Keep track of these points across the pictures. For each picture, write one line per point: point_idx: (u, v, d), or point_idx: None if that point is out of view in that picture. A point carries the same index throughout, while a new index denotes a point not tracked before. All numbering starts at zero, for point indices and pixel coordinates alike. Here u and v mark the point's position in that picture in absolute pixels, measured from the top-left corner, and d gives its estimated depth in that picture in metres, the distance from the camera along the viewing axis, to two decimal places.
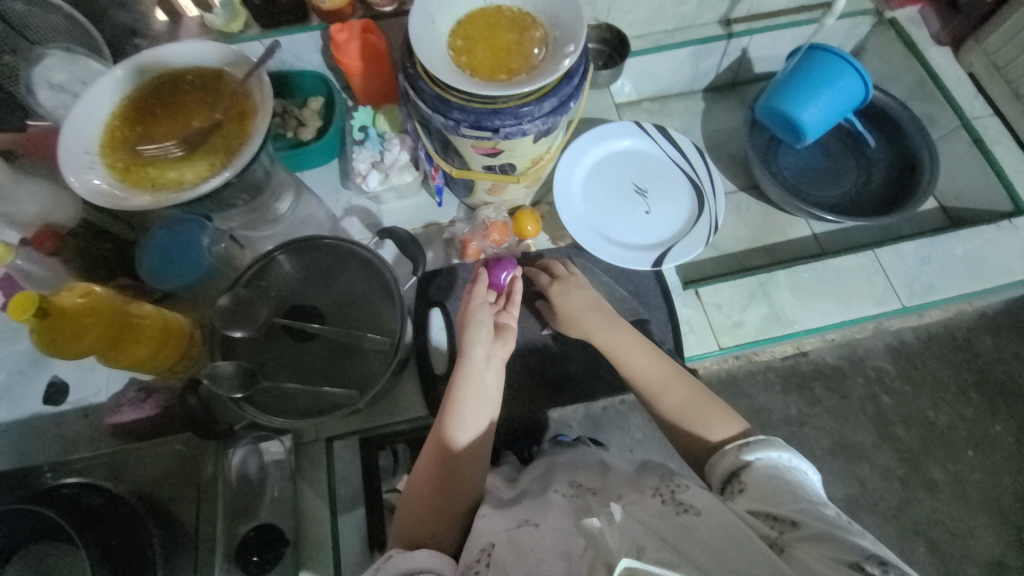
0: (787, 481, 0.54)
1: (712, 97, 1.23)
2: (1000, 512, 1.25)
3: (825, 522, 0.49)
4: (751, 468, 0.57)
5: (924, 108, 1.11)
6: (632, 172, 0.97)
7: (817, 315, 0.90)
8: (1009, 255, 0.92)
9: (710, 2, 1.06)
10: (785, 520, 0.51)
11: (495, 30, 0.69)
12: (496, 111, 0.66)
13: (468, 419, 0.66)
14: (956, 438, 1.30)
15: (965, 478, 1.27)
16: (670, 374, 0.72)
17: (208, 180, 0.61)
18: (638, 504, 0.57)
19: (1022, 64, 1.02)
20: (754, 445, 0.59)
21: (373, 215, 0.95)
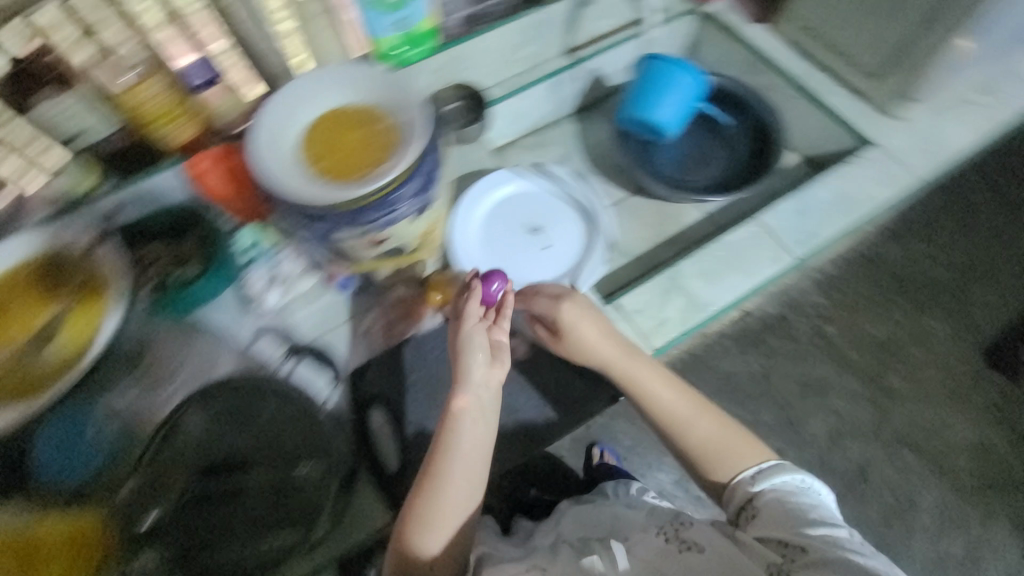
0: (795, 506, 0.63)
1: (579, 118, 1.30)
2: (968, 398, 1.43)
3: (827, 546, 0.57)
4: (758, 497, 0.66)
5: (757, 80, 1.22)
6: (523, 214, 1.00)
7: (728, 290, 0.96)
8: (867, 183, 1.02)
9: (546, 38, 1.14)
10: (794, 547, 0.58)
11: (341, 130, 0.70)
12: (364, 209, 0.67)
13: (462, 478, 0.65)
14: (901, 344, 1.46)
15: (922, 376, 1.44)
16: (674, 394, 0.75)
17: (71, 370, 0.67)
18: (643, 543, 0.68)
19: (824, 20, 1.11)
20: (764, 471, 0.68)
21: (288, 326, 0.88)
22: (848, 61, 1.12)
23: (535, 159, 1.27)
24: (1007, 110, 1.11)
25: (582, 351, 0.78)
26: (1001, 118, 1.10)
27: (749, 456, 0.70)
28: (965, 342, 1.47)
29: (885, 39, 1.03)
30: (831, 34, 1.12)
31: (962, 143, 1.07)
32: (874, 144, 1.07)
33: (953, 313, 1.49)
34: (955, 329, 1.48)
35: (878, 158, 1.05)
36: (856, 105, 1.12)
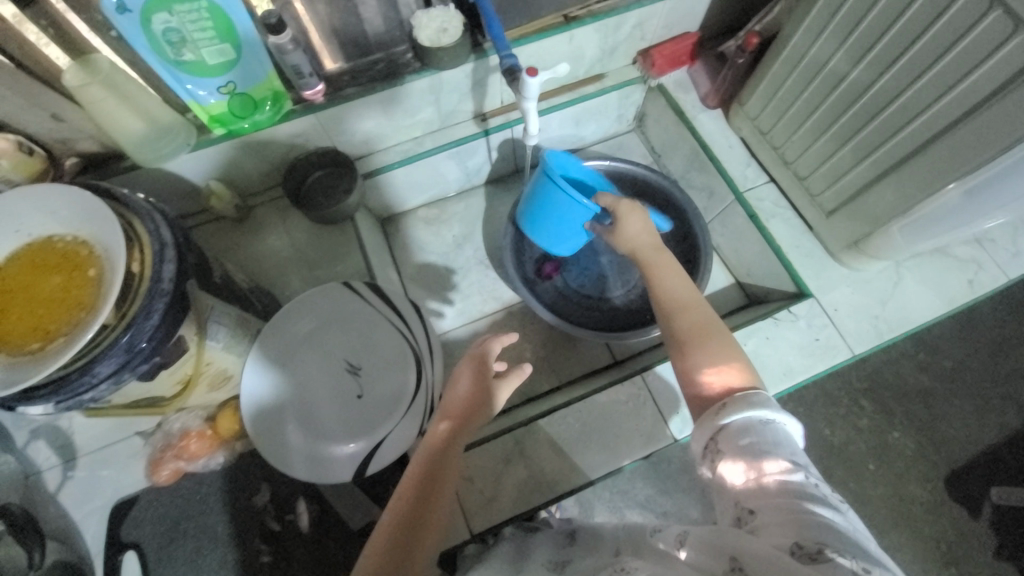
0: (755, 443, 0.47)
1: (493, 191, 1.15)
2: (915, 527, 1.25)
3: (778, 502, 0.42)
4: (726, 430, 0.50)
5: (702, 180, 1.03)
6: (340, 346, 0.75)
7: (581, 470, 0.78)
8: (787, 351, 0.84)
9: (447, 105, 0.96)
10: (743, 508, 0.44)
11: (43, 276, 0.55)
12: (37, 394, 0.52)
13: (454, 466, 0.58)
14: (855, 453, 1.30)
15: (869, 495, 1.27)
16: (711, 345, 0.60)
17: None
18: None
19: (781, 130, 0.90)
20: (733, 403, 0.52)
21: (63, 432, 0.76)
22: (802, 184, 0.91)
23: (429, 235, 1.11)
24: (997, 275, 0.88)
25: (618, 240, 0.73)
26: (983, 283, 0.88)
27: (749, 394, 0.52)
28: (934, 464, 1.29)
29: (843, 176, 0.82)
30: (788, 148, 0.91)
31: (924, 311, 0.86)
32: (812, 296, 0.87)
33: (925, 426, 1.31)
34: (924, 446, 1.30)
35: (810, 316, 0.86)
36: (804, 239, 0.92)
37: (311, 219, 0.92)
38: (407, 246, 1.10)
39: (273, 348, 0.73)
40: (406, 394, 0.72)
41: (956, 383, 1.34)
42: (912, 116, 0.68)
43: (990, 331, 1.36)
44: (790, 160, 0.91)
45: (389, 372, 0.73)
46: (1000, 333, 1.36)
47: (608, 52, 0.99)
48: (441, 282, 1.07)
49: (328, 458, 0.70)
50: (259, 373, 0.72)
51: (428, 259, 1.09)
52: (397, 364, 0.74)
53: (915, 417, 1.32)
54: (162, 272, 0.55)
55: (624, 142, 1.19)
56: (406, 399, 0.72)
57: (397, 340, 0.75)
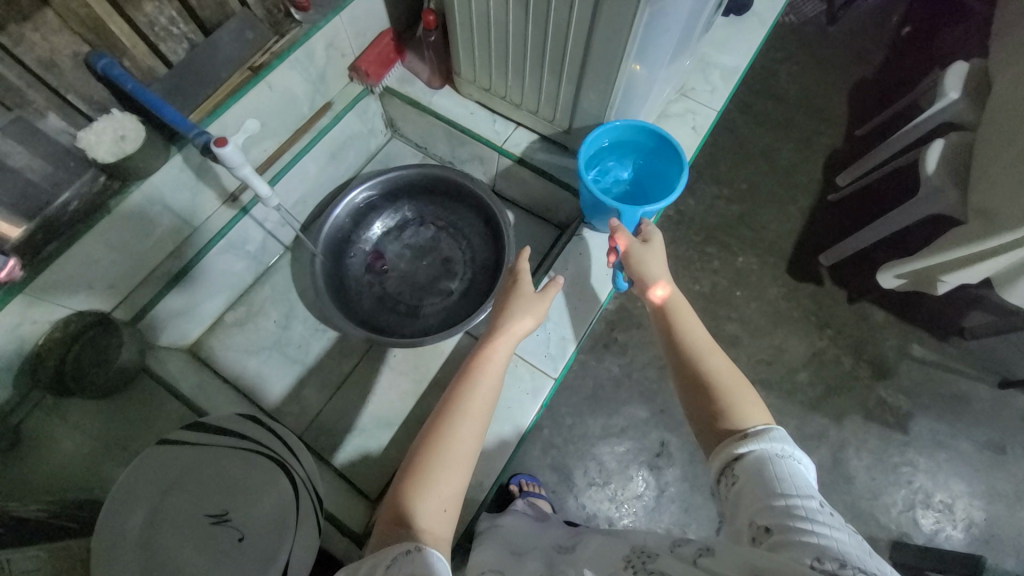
0: (773, 474, 0.54)
1: (294, 257, 1.11)
2: (789, 317, 1.50)
3: (792, 520, 0.49)
4: (748, 458, 0.58)
5: (469, 151, 1.09)
6: (191, 502, 0.64)
7: (499, 453, 0.84)
8: (598, 259, 0.96)
9: (181, 206, 0.87)
10: (762, 528, 0.50)
11: None
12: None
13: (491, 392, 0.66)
14: (723, 290, 1.52)
15: (748, 315, 1.50)
16: (708, 346, 0.72)
17: None
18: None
19: (498, 82, 0.98)
20: (746, 436, 0.60)
21: None
22: (539, 117, 1.00)
23: (251, 335, 1.04)
24: (705, 111, 1.06)
25: (524, 307, 0.75)
26: (702, 124, 1.05)
27: (757, 417, 0.63)
28: (775, 264, 1.55)
29: (558, 96, 0.92)
30: (511, 94, 0.99)
31: None
32: None
33: (755, 240, 1.57)
34: (762, 256, 1.56)
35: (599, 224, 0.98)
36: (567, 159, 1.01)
37: (94, 395, 0.80)
38: (236, 358, 1.02)
39: (117, 556, 0.60)
40: (291, 502, 0.69)
41: (755, 198, 1.62)
42: (565, 29, 0.78)
43: (759, 147, 1.67)
44: (519, 102, 0.99)
45: (259, 496, 0.67)
46: (764, 145, 1.67)
47: (317, 82, 0.97)
48: (296, 370, 1.01)
49: None
50: None
51: (270, 355, 1.02)
52: (264, 480, 0.68)
53: (745, 239, 1.57)
54: None
55: (391, 150, 1.21)
56: (292, 508, 0.69)
57: (249, 458, 0.70)
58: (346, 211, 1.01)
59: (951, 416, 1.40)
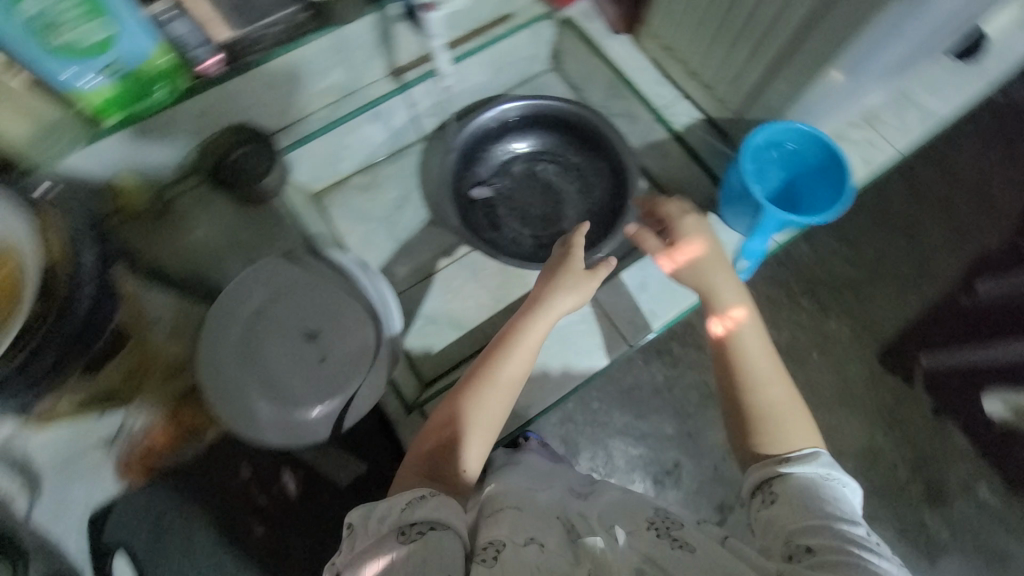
0: (821, 496, 0.59)
1: (427, 147, 1.12)
2: (857, 401, 1.40)
3: (839, 543, 0.54)
4: (793, 479, 0.62)
5: (621, 106, 1.07)
6: (295, 312, 0.75)
7: (549, 391, 0.84)
8: (719, 252, 0.91)
9: (355, 63, 0.93)
10: (801, 546, 0.55)
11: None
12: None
13: (516, 366, 0.71)
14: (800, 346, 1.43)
15: (815, 381, 1.41)
16: (773, 373, 0.72)
17: None
18: (635, 534, 0.59)
19: (682, 43, 0.95)
20: (790, 458, 0.65)
21: (24, 457, 0.76)
22: (710, 94, 0.96)
23: (367, 201, 1.10)
24: (887, 149, 0.98)
25: (563, 288, 0.76)
26: (876, 160, 0.97)
27: (800, 437, 0.67)
28: (868, 344, 1.43)
29: (740, 77, 0.88)
30: (692, 60, 0.96)
31: None
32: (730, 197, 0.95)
33: (856, 311, 1.45)
34: (857, 329, 1.44)
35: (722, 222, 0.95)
36: (719, 146, 0.97)
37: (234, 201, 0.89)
38: (345, 219, 1.09)
39: (224, 327, 0.73)
40: (370, 348, 0.74)
41: (878, 270, 1.47)
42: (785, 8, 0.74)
43: (903, 219, 1.51)
44: (695, 71, 0.96)
45: (346, 332, 0.74)
46: (912, 219, 1.51)
47: None
48: (388, 250, 1.08)
49: (301, 422, 0.71)
50: (217, 353, 0.72)
51: (371, 229, 1.09)
52: (352, 321, 0.75)
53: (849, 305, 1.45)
54: (83, 293, 0.73)
55: (544, 82, 1.19)
56: (369, 355, 0.74)
57: (348, 298, 0.76)
58: (495, 121, 1.04)
59: (983, 567, 1.29)
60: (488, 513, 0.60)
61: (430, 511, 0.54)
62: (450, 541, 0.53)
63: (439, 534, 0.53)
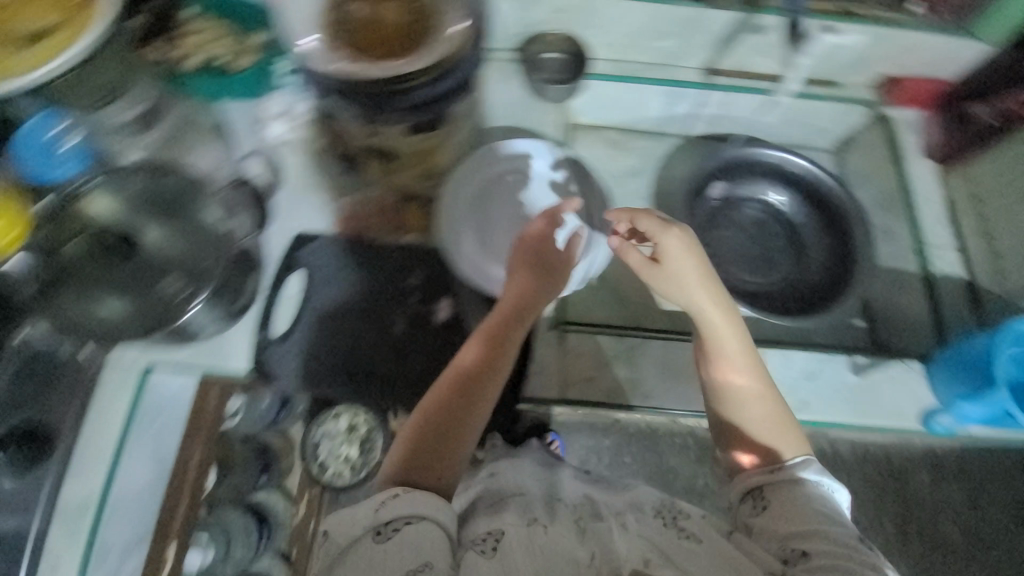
0: (816, 505, 0.61)
1: (682, 145, 1.09)
2: None
3: (836, 550, 0.56)
4: (802, 488, 0.64)
5: (884, 218, 1.03)
6: (527, 196, 0.93)
7: (673, 396, 0.88)
8: (902, 397, 0.86)
9: (692, 43, 1.00)
10: (797, 551, 0.58)
11: (384, 9, 0.73)
12: (333, 75, 0.67)
13: (495, 367, 0.73)
14: None
15: None
16: (771, 409, 0.72)
17: (21, 76, 0.63)
18: (640, 520, 0.63)
19: (1010, 210, 1.01)
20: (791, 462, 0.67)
21: (277, 162, 0.90)
22: (994, 259, 1.01)
23: (604, 155, 1.08)
24: None
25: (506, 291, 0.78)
26: None
27: (796, 445, 0.69)
28: None
29: None
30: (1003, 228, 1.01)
31: None
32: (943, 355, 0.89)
33: None
34: None
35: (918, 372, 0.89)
36: (967, 308, 0.96)
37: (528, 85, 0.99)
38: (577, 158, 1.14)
39: (472, 173, 0.92)
40: None
41: None
42: None
43: None
44: (993, 235, 1.02)
45: None
46: None
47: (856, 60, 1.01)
48: None
49: (487, 273, 0.87)
50: (459, 190, 0.90)
51: None
52: (566, 228, 0.90)
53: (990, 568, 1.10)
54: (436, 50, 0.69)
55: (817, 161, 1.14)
56: None
57: (572, 211, 0.91)
58: (768, 160, 1.04)
59: None
60: (483, 513, 0.67)
61: (406, 509, 0.59)
62: (426, 531, 0.58)
63: (410, 530, 0.57)
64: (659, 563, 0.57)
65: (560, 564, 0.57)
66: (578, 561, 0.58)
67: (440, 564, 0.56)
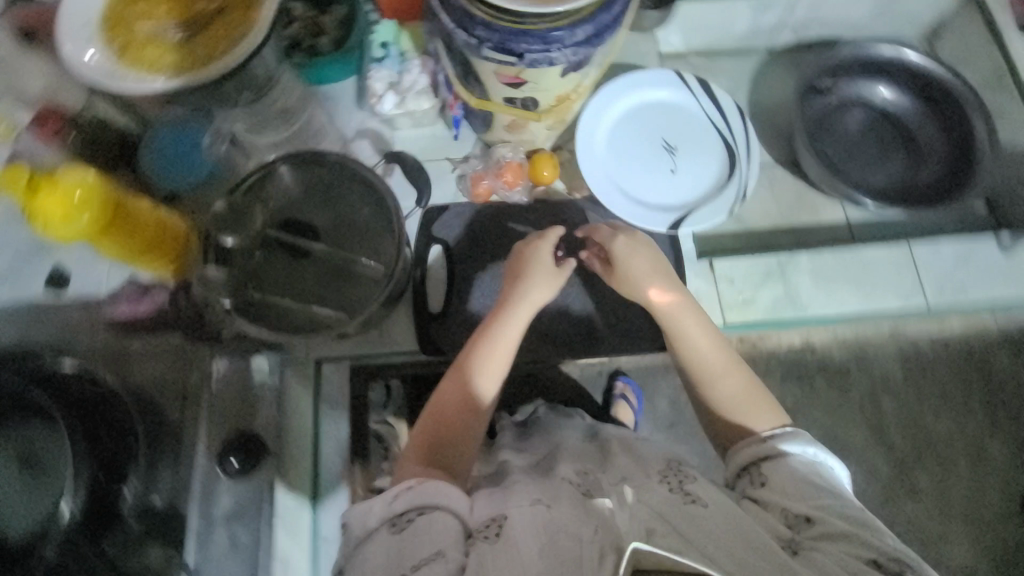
0: (815, 478, 0.53)
1: (769, 58, 1.06)
2: None
3: (833, 524, 0.49)
4: (787, 459, 0.56)
5: (994, 98, 1.02)
6: (661, 127, 0.88)
7: (833, 303, 0.88)
8: None
9: None
10: (800, 518, 0.51)
11: None
12: (494, 25, 0.59)
13: (502, 361, 0.65)
14: None
15: None
16: (730, 372, 0.65)
17: (209, 66, 0.59)
18: (647, 488, 0.52)
19: None
20: (786, 436, 0.58)
21: (386, 141, 0.88)
22: None
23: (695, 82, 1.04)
24: None
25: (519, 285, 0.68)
26: None
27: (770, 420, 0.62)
28: None
29: None
30: None
31: None
32: None
33: None
34: None
35: None
36: None
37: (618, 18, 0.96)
38: None
39: (597, 113, 0.87)
40: (717, 181, 0.86)
41: None
42: None
43: None
44: None
45: (701, 161, 0.87)
46: None
47: None
48: None
49: (646, 210, 0.84)
50: (591, 133, 0.86)
51: None
52: (711, 153, 0.87)
53: None
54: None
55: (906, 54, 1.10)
56: (718, 186, 0.86)
57: (712, 136, 0.88)
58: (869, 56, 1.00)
59: None
60: (492, 487, 0.56)
61: (422, 496, 0.50)
62: (442, 521, 0.50)
63: (427, 518, 0.49)
64: (663, 532, 0.46)
65: (563, 543, 0.46)
66: (580, 535, 0.46)
67: (455, 553, 0.47)
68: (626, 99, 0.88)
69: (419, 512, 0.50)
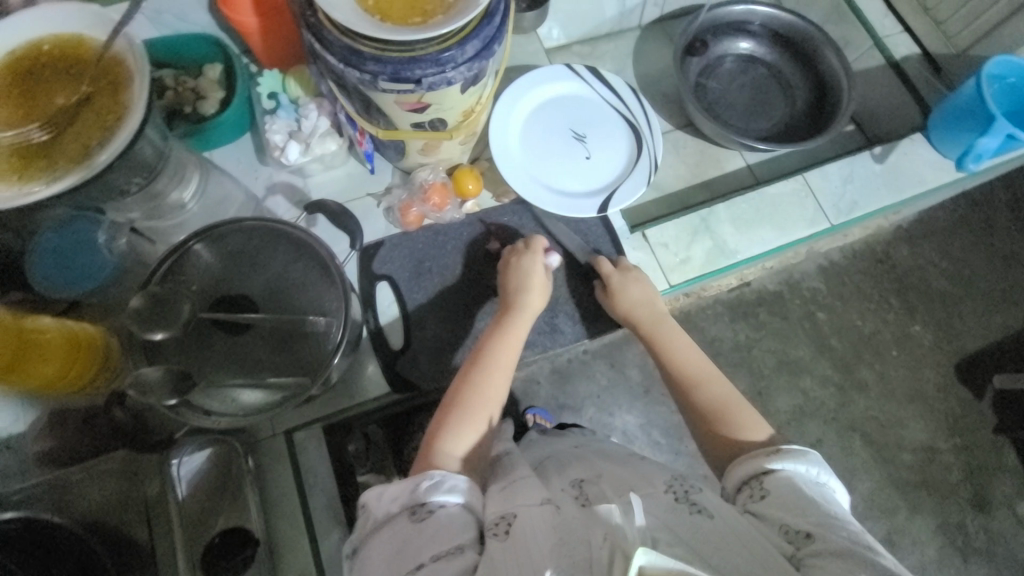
0: (811, 495, 0.52)
1: (645, 34, 1.13)
2: None
3: (835, 538, 0.47)
4: (781, 475, 0.55)
5: (840, 30, 1.14)
6: (567, 117, 0.92)
7: (756, 243, 0.96)
8: (921, 165, 1.01)
9: None
10: (801, 533, 0.49)
11: None
12: (384, 58, 0.59)
13: (509, 356, 0.70)
14: None
15: None
16: (710, 372, 0.70)
17: (84, 164, 0.54)
18: (651, 498, 0.53)
19: None
20: (783, 452, 0.57)
21: (299, 191, 0.86)
22: (938, 30, 1.11)
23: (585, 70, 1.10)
24: None
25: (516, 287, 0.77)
26: None
27: (755, 430, 0.64)
28: None
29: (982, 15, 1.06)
30: None
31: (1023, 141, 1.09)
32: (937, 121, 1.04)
33: None
34: None
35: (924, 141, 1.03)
36: (932, 78, 1.09)
37: None
38: None
39: (504, 118, 0.89)
40: (630, 156, 0.91)
41: None
42: None
43: None
44: (929, 8, 1.12)
45: (610, 142, 0.92)
46: None
47: None
48: None
49: (573, 199, 0.87)
50: (504, 138, 0.88)
51: None
52: (617, 132, 0.93)
53: None
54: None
55: None
56: (632, 162, 0.91)
57: (614, 116, 0.93)
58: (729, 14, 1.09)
59: None
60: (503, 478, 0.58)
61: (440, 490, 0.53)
62: (464, 514, 0.52)
63: (449, 507, 0.52)
64: (669, 541, 0.46)
65: (569, 545, 0.46)
66: (587, 539, 0.46)
67: (463, 538, 0.50)
68: (528, 100, 0.91)
69: (442, 497, 0.52)
